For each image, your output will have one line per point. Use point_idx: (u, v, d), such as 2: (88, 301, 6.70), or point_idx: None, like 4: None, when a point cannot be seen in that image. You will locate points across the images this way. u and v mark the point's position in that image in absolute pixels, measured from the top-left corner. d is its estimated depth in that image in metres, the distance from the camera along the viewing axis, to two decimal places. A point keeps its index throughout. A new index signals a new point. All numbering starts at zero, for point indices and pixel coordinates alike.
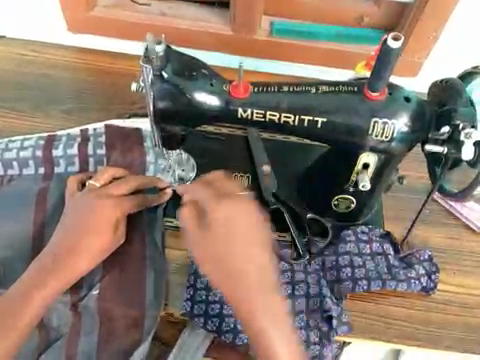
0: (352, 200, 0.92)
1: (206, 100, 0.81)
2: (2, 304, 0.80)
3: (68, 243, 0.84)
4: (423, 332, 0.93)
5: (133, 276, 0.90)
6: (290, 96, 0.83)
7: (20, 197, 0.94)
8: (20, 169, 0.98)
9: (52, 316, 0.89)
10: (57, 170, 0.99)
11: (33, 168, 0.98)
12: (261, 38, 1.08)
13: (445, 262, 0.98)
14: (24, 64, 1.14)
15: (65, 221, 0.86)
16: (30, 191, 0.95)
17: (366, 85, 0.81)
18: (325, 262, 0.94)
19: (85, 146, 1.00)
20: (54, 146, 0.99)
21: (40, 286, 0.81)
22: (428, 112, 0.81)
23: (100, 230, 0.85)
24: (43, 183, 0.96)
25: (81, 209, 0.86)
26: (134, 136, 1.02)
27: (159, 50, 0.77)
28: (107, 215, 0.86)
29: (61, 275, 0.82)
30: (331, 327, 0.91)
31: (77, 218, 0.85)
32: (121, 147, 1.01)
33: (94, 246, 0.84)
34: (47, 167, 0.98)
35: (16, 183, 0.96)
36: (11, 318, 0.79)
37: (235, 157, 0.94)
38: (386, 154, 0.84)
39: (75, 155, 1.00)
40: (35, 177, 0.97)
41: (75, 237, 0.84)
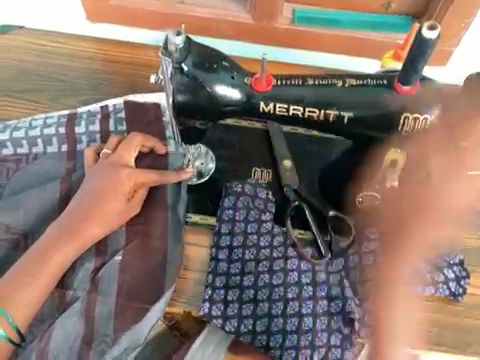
0: (376, 198, 0.94)
1: (227, 93, 0.80)
2: (25, 262, 0.86)
3: (86, 208, 0.89)
4: (449, 336, 0.90)
5: (152, 253, 0.92)
6: (316, 89, 0.79)
7: (45, 176, 1.00)
8: (44, 146, 1.03)
9: (74, 281, 0.91)
10: (80, 147, 1.03)
11: (56, 146, 1.03)
12: (283, 26, 1.19)
13: (475, 265, 0.96)
14: (63, 63, 1.23)
15: (83, 189, 0.91)
16: (56, 169, 1.00)
17: (398, 79, 0.77)
18: (347, 262, 0.93)
19: (106, 122, 1.05)
20: (76, 123, 1.05)
21: (54, 247, 0.86)
22: (464, 108, 0.77)
23: (115, 197, 0.90)
24: (68, 162, 1.01)
25: (99, 176, 0.91)
26: (153, 111, 1.07)
27: (179, 41, 0.76)
28: (121, 183, 0.90)
29: (76, 238, 0.87)
30: (352, 329, 0.88)
31: (94, 185, 0.90)
32: (141, 124, 1.06)
33: (109, 211, 0.89)
34: (70, 144, 1.03)
35: (42, 160, 1.01)
36: (31, 277, 0.85)
37: (257, 150, 1.01)
38: (416, 153, 0.81)
39: (97, 132, 1.05)
40: (59, 155, 1.02)
41: (90, 203, 0.89)
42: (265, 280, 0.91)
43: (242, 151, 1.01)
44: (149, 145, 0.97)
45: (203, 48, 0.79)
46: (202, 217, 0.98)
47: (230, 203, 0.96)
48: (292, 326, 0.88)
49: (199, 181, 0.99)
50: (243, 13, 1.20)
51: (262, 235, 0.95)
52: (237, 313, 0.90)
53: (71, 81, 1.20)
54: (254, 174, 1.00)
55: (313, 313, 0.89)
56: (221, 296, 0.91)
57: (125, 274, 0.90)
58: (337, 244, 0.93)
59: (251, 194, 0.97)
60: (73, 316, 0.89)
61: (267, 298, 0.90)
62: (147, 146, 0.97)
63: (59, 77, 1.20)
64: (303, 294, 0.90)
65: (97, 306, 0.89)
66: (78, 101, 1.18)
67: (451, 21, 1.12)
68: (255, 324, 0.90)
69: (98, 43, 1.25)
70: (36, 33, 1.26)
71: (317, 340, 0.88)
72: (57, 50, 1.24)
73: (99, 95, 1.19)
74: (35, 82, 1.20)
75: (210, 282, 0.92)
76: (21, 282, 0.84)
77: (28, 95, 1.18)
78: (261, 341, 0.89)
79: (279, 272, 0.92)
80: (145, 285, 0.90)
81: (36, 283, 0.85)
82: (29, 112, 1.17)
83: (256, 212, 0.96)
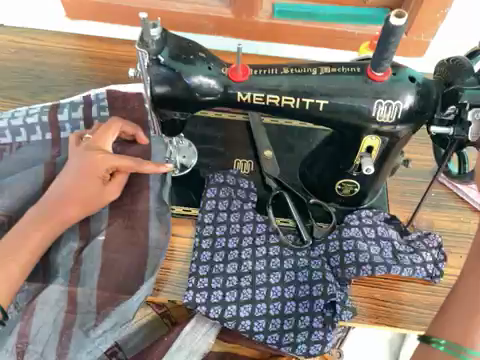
0: (356, 185, 0.95)
1: (205, 84, 0.81)
2: (5, 243, 0.85)
3: (67, 192, 0.89)
4: (429, 316, 0.93)
5: (136, 239, 0.93)
6: (290, 78, 0.81)
7: (28, 162, 1.01)
8: (27, 135, 1.03)
9: (58, 257, 0.92)
10: (63, 134, 1.04)
11: (40, 134, 1.04)
12: (263, 20, 1.21)
13: (452, 247, 0.99)
14: (43, 59, 1.22)
15: (65, 172, 0.91)
16: (40, 157, 1.02)
17: (370, 66, 0.79)
18: (328, 247, 0.94)
19: (89, 110, 1.06)
20: (59, 110, 1.05)
21: (35, 229, 0.87)
22: (434, 92, 0.79)
23: (95, 182, 0.89)
24: (53, 149, 1.03)
25: (79, 160, 0.90)
26: (136, 99, 1.07)
27: (155, 33, 0.76)
28: (101, 168, 0.89)
29: (57, 221, 0.88)
30: (334, 312, 0.90)
31: (75, 169, 0.89)
32: (121, 109, 1.07)
33: (89, 196, 0.89)
34: (53, 131, 1.04)
35: (26, 148, 1.02)
36: (11, 259, 0.84)
37: (238, 144, 1.04)
38: (391, 138, 0.84)
39: (80, 119, 1.05)
40: (43, 142, 1.03)
41: (72, 187, 0.89)
42: (248, 267, 0.93)
43: (224, 144, 1.04)
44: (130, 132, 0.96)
45: (179, 39, 0.80)
46: (185, 209, 0.99)
47: (212, 193, 0.98)
48: (275, 311, 0.90)
49: (182, 172, 1.01)
50: (222, 7, 1.21)
51: (245, 224, 0.96)
52: (221, 300, 0.90)
53: (51, 77, 1.20)
54: (236, 165, 1.02)
55: (296, 298, 0.91)
56: (206, 284, 0.91)
57: (108, 264, 0.91)
58: (318, 230, 0.96)
59: (233, 184, 0.99)
60: (57, 291, 0.89)
61: (250, 285, 0.91)
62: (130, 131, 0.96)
63: (40, 73, 1.20)
64: (286, 279, 0.92)
65: (79, 290, 0.89)
66: (59, 97, 1.18)
67: (426, 12, 1.14)
68: (239, 310, 0.90)
69: (78, 40, 1.26)
70: (16, 30, 1.26)
71: (300, 324, 0.90)
72: (37, 47, 1.24)
73: (80, 91, 1.19)
74: (15, 79, 1.19)
75: (193, 271, 0.93)
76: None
77: (8, 91, 1.18)
78: (245, 326, 0.90)
79: (262, 259, 0.93)
80: (129, 276, 0.90)
81: (16, 265, 0.84)
82: (9, 108, 1.16)
83: (239, 202, 0.98)
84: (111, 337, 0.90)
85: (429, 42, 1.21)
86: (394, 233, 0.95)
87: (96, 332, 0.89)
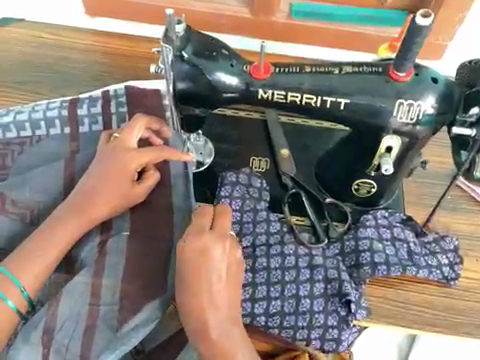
0: (373, 185, 0.95)
1: (226, 81, 0.82)
2: (34, 239, 0.88)
3: (94, 189, 0.91)
4: (443, 318, 0.93)
5: (158, 237, 0.96)
6: (312, 76, 0.82)
7: (49, 157, 1.03)
8: (47, 129, 1.05)
9: (81, 251, 0.94)
10: (82, 129, 1.06)
11: (59, 128, 1.05)
12: (281, 20, 1.22)
13: (468, 249, 0.99)
14: (63, 55, 1.24)
15: (92, 170, 0.93)
16: (59, 151, 1.03)
17: (392, 66, 0.79)
18: (344, 247, 0.94)
19: (108, 105, 1.07)
20: (78, 104, 1.07)
21: (61, 225, 0.89)
22: (456, 94, 0.79)
23: (121, 178, 0.92)
24: (71, 144, 1.04)
25: (106, 158, 0.92)
26: (154, 97, 1.09)
27: (180, 29, 0.78)
28: (128, 165, 0.91)
29: (82, 217, 0.90)
30: (349, 311, 0.90)
31: (102, 166, 0.92)
32: (140, 107, 1.08)
33: (115, 192, 0.91)
34: (72, 126, 1.06)
35: (46, 142, 1.04)
36: (40, 254, 0.86)
37: (255, 142, 1.00)
38: (410, 138, 0.84)
39: (98, 113, 1.07)
40: (62, 136, 1.05)
41: (99, 184, 0.91)
42: (263, 264, 0.93)
43: (240, 144, 1.00)
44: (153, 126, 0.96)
45: (202, 36, 0.81)
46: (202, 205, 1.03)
47: (226, 192, 0.98)
48: (289, 308, 0.90)
49: (198, 170, 1.02)
50: (241, 7, 1.23)
51: (258, 223, 0.96)
52: None
53: (71, 72, 1.22)
54: (252, 163, 1.02)
55: (310, 295, 0.91)
56: None
57: (130, 258, 0.92)
58: (333, 229, 0.97)
59: (246, 183, 0.99)
60: (80, 284, 0.90)
61: (265, 282, 0.92)
62: (157, 130, 0.98)
63: (59, 68, 1.22)
64: (301, 277, 0.92)
65: (104, 282, 0.90)
66: (78, 92, 1.20)
67: (445, 15, 1.14)
68: (254, 307, 0.91)
69: (97, 36, 1.27)
70: (36, 25, 1.27)
71: (314, 322, 0.90)
72: (57, 42, 1.25)
73: (99, 86, 1.20)
74: (35, 73, 1.21)
75: None
76: (29, 256, 0.86)
77: (28, 85, 1.19)
78: (259, 321, 0.91)
79: (277, 256, 0.94)
80: (151, 274, 0.92)
81: (44, 259, 0.86)
82: (29, 102, 1.18)
83: (252, 201, 0.98)
84: (134, 332, 0.89)
85: (448, 45, 1.20)
86: (410, 234, 0.95)
87: (118, 326, 0.89)
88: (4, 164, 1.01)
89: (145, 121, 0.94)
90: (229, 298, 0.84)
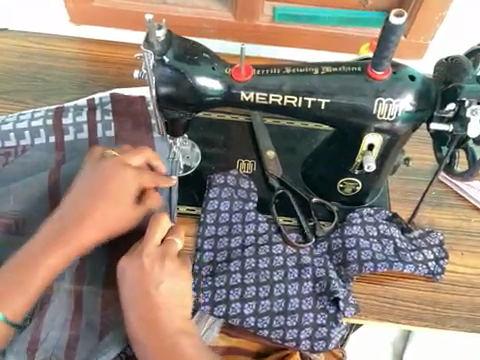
0: (357, 183, 0.96)
1: (208, 84, 0.83)
2: (23, 263, 0.85)
3: (85, 209, 0.87)
4: (430, 312, 0.94)
5: None
6: (293, 77, 0.83)
7: (36, 166, 1.02)
8: (31, 139, 1.04)
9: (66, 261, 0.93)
10: (67, 138, 1.05)
11: (44, 137, 1.05)
12: (264, 23, 1.23)
13: (453, 244, 1.00)
14: (47, 63, 1.24)
15: (83, 188, 0.88)
16: (43, 160, 1.03)
17: (370, 64, 0.80)
18: (331, 245, 0.95)
19: (93, 114, 1.07)
20: (63, 113, 1.07)
21: (52, 249, 0.86)
22: (434, 91, 0.81)
23: (119, 200, 0.88)
24: (56, 154, 1.03)
25: (100, 178, 0.88)
26: (140, 104, 1.09)
27: (160, 35, 0.79)
28: (127, 188, 0.88)
29: (75, 241, 0.86)
30: (337, 309, 0.91)
31: (95, 186, 0.88)
32: (128, 118, 1.08)
33: (112, 214, 0.88)
34: (58, 135, 1.05)
35: (31, 152, 1.03)
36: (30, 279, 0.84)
37: (242, 144, 1.05)
38: (392, 135, 0.85)
39: (84, 122, 1.06)
40: (47, 145, 1.04)
41: (93, 204, 0.87)
42: (251, 265, 0.93)
43: (228, 146, 1.05)
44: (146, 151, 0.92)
45: (183, 41, 0.82)
46: (189, 208, 1.01)
47: (214, 194, 0.99)
48: (279, 308, 0.91)
49: (186, 173, 1.02)
50: (224, 12, 1.24)
51: (247, 223, 0.97)
52: (224, 298, 0.91)
53: (56, 81, 1.22)
54: (238, 165, 1.03)
55: (299, 295, 0.92)
56: (209, 283, 0.93)
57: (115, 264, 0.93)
58: (321, 228, 0.97)
59: (234, 185, 1.00)
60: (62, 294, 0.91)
61: (254, 282, 0.92)
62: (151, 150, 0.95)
63: (45, 77, 1.22)
64: (289, 276, 0.93)
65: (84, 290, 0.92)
66: (63, 100, 1.20)
67: (424, 15, 1.17)
68: (243, 308, 0.91)
69: (81, 44, 1.27)
70: (20, 35, 1.28)
71: (303, 320, 0.90)
72: (41, 51, 1.25)
73: (84, 94, 1.21)
74: (20, 83, 1.21)
75: (197, 271, 0.94)
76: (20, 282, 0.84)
77: (13, 95, 1.19)
78: (249, 323, 0.91)
79: (265, 257, 0.94)
80: None
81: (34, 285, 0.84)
82: (15, 111, 1.18)
83: (240, 203, 0.99)
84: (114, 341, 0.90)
85: (428, 44, 1.23)
86: (396, 230, 0.96)
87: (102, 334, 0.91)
88: None
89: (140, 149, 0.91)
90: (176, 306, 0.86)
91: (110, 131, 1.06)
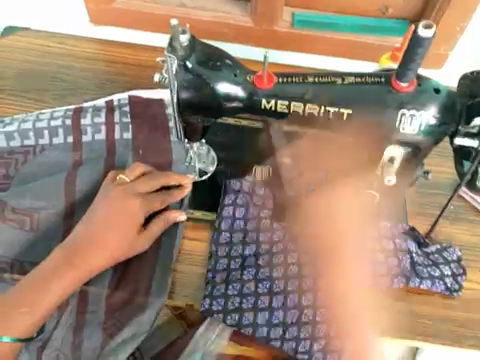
0: (375, 195, 0.95)
1: (230, 91, 0.82)
2: (29, 287, 0.84)
3: (95, 235, 0.87)
4: (447, 330, 0.92)
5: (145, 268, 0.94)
6: (316, 87, 0.82)
7: (52, 166, 1.01)
8: (50, 138, 1.04)
9: None
10: (85, 138, 1.04)
11: (62, 137, 1.04)
12: (284, 30, 1.22)
13: (471, 260, 0.98)
14: (67, 63, 1.25)
15: (95, 213, 0.89)
16: (60, 160, 1.02)
17: (394, 76, 0.79)
18: (346, 257, 0.94)
19: (111, 115, 1.06)
20: (82, 113, 1.06)
21: (60, 275, 0.84)
22: (459, 104, 0.79)
23: (128, 227, 0.89)
24: (74, 155, 1.02)
25: (112, 203, 0.89)
26: (157, 107, 1.08)
27: (184, 39, 0.78)
28: (136, 213, 0.90)
29: (82, 267, 0.86)
30: (352, 322, 0.89)
31: (107, 211, 0.89)
32: (147, 123, 1.05)
33: (121, 242, 0.88)
34: (75, 135, 1.04)
35: (49, 152, 1.02)
36: (36, 304, 0.83)
37: (258, 149, 0.99)
38: (414, 148, 0.84)
39: (102, 123, 1.05)
40: (65, 145, 1.03)
41: (102, 231, 0.88)
42: (265, 273, 0.93)
43: (243, 151, 0.99)
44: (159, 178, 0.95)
45: (206, 47, 0.82)
46: (204, 214, 1.01)
47: (230, 200, 1.00)
48: (292, 318, 0.90)
49: (201, 178, 0.99)
50: (244, 17, 1.23)
51: (262, 232, 0.97)
52: (238, 306, 0.91)
53: (75, 81, 1.22)
54: (254, 172, 1.01)
55: (313, 306, 0.90)
56: (222, 291, 0.92)
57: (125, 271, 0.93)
58: (336, 239, 0.96)
59: (249, 191, 1.01)
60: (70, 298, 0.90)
61: (268, 291, 0.92)
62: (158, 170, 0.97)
63: (64, 77, 1.22)
64: (303, 287, 0.92)
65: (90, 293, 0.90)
66: (81, 100, 1.20)
67: (447, 25, 1.15)
68: (256, 316, 0.90)
69: (101, 45, 1.28)
70: (41, 34, 1.28)
71: (317, 332, 0.89)
72: (62, 51, 1.26)
73: (103, 95, 1.21)
74: (40, 82, 1.21)
75: (210, 278, 0.94)
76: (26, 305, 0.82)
77: (33, 94, 1.20)
78: (262, 333, 0.90)
79: (279, 266, 0.94)
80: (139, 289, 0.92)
81: (39, 310, 0.83)
82: (34, 111, 1.18)
83: (255, 210, 1.00)
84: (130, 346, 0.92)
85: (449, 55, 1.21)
86: (412, 244, 0.95)
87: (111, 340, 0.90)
88: (6, 174, 1.01)
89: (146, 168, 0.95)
90: None
91: (128, 133, 1.04)
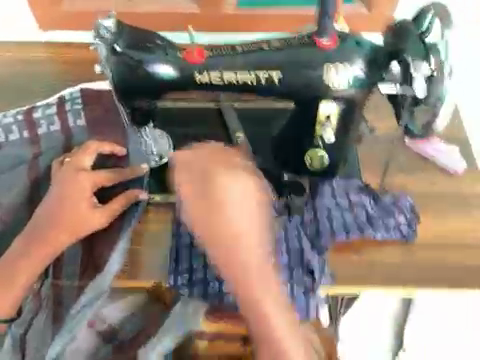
0: (325, 156, 0.97)
1: (163, 70, 0.85)
2: (2, 269, 0.92)
3: (50, 214, 0.91)
4: (405, 274, 0.95)
5: (107, 238, 0.95)
6: (244, 56, 0.85)
7: (13, 163, 1.02)
8: (6, 135, 1.04)
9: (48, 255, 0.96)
10: (41, 131, 1.04)
11: (18, 133, 1.04)
12: (230, 10, 1.24)
13: (424, 205, 1.02)
14: (19, 68, 1.26)
15: (48, 196, 0.93)
16: (19, 157, 1.02)
17: (316, 33, 0.85)
18: (304, 218, 0.97)
19: (63, 106, 1.07)
20: (33, 110, 1.06)
21: (25, 256, 0.91)
22: (381, 56, 0.84)
23: (78, 204, 0.92)
24: (32, 148, 1.03)
25: (59, 184, 0.93)
26: (107, 96, 1.08)
27: (110, 26, 0.82)
28: (84, 190, 0.93)
29: (43, 248, 0.91)
30: (314, 279, 0.93)
31: (56, 193, 0.92)
32: (99, 107, 1.07)
33: (76, 218, 0.91)
34: (31, 129, 1.05)
35: (7, 148, 1.03)
36: (10, 283, 0.91)
37: (212, 129, 1.04)
38: (348, 103, 0.88)
39: (54, 113, 1.06)
40: (22, 140, 1.04)
41: (55, 211, 0.91)
42: None
43: (199, 131, 1.04)
44: (107, 150, 0.98)
45: (134, 31, 0.85)
46: (163, 196, 1.01)
47: None
48: None
49: (160, 162, 1.00)
50: (188, 3, 1.25)
51: None
52: (203, 278, 0.93)
53: (27, 86, 1.23)
54: None
55: None
56: (187, 266, 0.95)
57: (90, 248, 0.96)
58: (293, 202, 0.99)
59: None
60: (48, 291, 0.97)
61: None
62: (106, 146, 0.97)
63: (14, 83, 1.23)
64: None
65: (64, 271, 0.96)
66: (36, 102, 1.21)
67: None
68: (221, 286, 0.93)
69: (53, 48, 1.29)
70: None
71: None
72: (13, 58, 1.27)
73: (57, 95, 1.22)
74: None
75: (175, 257, 0.96)
76: (2, 285, 0.91)
77: None
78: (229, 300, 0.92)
79: None
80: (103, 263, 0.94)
81: (14, 288, 0.91)
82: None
83: None
84: (91, 311, 0.95)
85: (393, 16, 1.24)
86: (367, 199, 0.99)
87: (74, 311, 0.94)
88: None
89: (94, 148, 0.96)
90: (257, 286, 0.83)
91: (81, 119, 1.06)
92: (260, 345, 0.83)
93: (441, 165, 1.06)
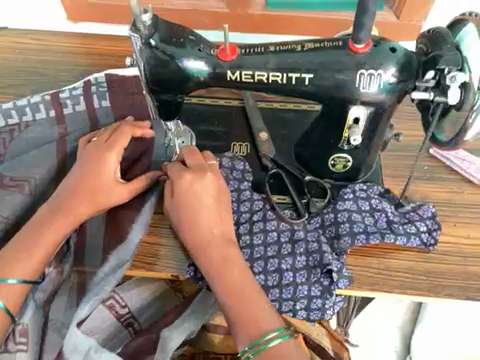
0: (348, 159, 0.98)
1: (195, 66, 0.86)
2: (25, 235, 0.91)
3: (77, 185, 0.93)
4: (423, 282, 0.95)
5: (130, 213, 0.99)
6: (276, 55, 0.86)
7: (40, 142, 1.04)
8: (33, 114, 1.06)
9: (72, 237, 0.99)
10: (66, 111, 1.06)
11: (44, 112, 1.06)
12: (258, 12, 1.25)
13: (444, 215, 1.02)
14: (48, 55, 1.28)
15: (76, 169, 0.95)
16: (46, 137, 1.04)
17: (351, 39, 0.84)
18: (324, 220, 0.97)
19: (89, 88, 1.09)
20: (60, 91, 1.08)
21: (50, 222, 0.91)
22: (415, 62, 0.85)
23: (104, 177, 0.93)
24: (59, 128, 1.05)
25: (86, 157, 0.94)
26: (132, 82, 1.11)
27: (146, 19, 0.82)
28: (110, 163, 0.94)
29: (69, 216, 0.92)
30: (331, 281, 0.92)
31: (84, 165, 0.94)
32: (122, 91, 1.09)
33: (102, 190, 0.93)
34: (57, 109, 1.06)
35: (34, 127, 1.05)
36: (33, 249, 0.90)
37: (236, 127, 1.06)
38: (377, 107, 0.88)
39: (80, 94, 1.08)
40: (49, 120, 1.05)
41: (82, 182, 0.93)
42: (246, 241, 0.96)
43: (222, 127, 1.06)
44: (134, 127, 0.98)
45: (169, 25, 0.86)
46: None
47: None
48: (273, 282, 0.93)
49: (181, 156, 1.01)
50: (217, 2, 1.26)
51: (242, 202, 0.98)
52: None
53: (55, 73, 1.24)
54: (233, 148, 1.05)
55: (293, 268, 0.93)
56: None
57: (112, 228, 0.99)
58: (314, 204, 0.99)
59: (229, 166, 1.01)
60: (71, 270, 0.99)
61: (249, 258, 0.95)
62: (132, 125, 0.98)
63: (42, 70, 1.25)
64: (283, 251, 0.94)
65: (88, 254, 0.99)
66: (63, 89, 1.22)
67: None
68: None
69: (82, 38, 1.31)
70: (20, 31, 1.32)
71: (298, 293, 0.92)
72: (43, 45, 1.29)
73: None
74: (17, 74, 1.24)
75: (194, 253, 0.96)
76: (24, 250, 0.90)
77: (10, 85, 1.22)
78: None
79: (260, 233, 0.96)
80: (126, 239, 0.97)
81: (36, 253, 0.90)
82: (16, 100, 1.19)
83: (235, 183, 1.00)
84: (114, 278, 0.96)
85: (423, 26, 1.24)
86: (388, 205, 0.98)
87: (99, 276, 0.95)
88: None
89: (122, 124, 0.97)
90: (243, 279, 0.89)
91: (106, 101, 1.08)
92: (238, 336, 0.88)
93: (464, 176, 1.06)
